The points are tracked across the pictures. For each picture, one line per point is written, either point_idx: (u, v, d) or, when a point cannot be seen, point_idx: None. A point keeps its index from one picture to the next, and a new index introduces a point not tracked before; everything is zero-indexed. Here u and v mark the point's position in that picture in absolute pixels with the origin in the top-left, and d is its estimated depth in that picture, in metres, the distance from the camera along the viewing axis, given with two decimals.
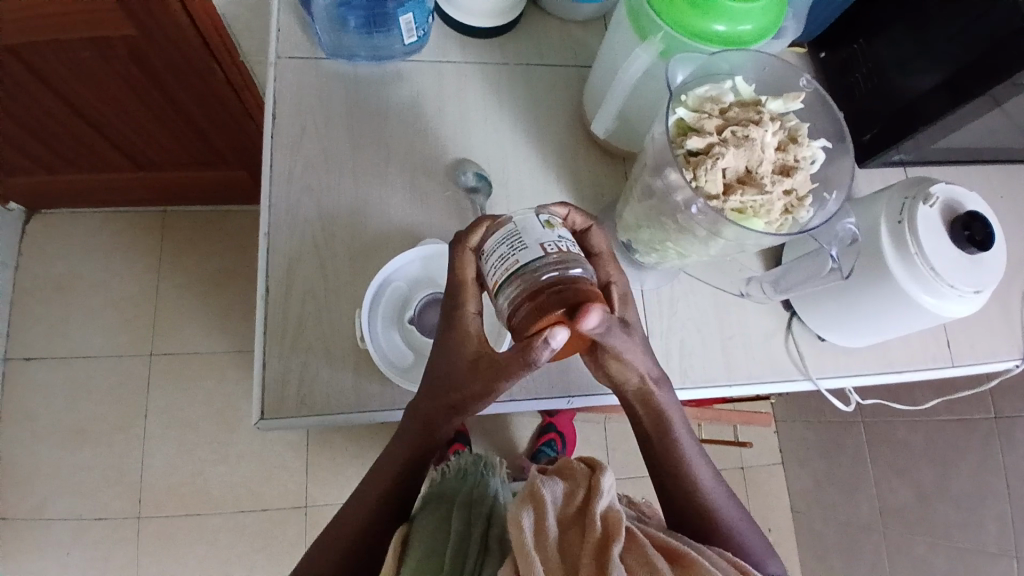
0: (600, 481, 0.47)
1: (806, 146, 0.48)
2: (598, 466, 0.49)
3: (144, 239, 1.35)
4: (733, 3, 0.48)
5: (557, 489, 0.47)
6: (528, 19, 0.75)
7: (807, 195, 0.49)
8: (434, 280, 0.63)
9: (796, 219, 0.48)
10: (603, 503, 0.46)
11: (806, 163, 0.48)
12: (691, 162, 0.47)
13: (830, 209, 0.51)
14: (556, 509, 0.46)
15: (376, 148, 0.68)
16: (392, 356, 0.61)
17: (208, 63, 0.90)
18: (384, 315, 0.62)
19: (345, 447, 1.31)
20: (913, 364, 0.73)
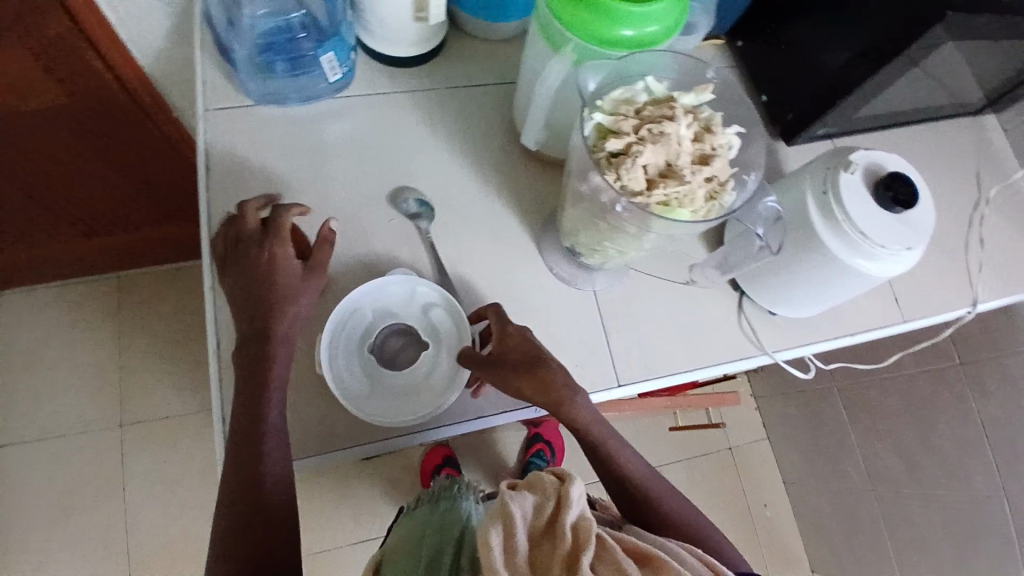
0: (569, 491, 0.47)
1: (720, 134, 0.50)
2: (567, 475, 0.49)
3: (103, 307, 1.33)
4: (637, 8, 0.50)
5: (526, 505, 0.47)
6: (453, 43, 0.76)
7: (728, 180, 0.50)
8: (399, 312, 0.64)
9: (721, 204, 0.50)
10: (573, 515, 0.46)
11: (723, 150, 0.50)
12: (610, 165, 0.48)
13: (751, 189, 0.52)
14: (526, 523, 0.46)
15: (316, 188, 0.69)
16: (349, 385, 0.61)
17: (141, 121, 0.90)
18: (345, 345, 0.62)
19: (333, 488, 1.29)
20: (866, 326, 0.76)
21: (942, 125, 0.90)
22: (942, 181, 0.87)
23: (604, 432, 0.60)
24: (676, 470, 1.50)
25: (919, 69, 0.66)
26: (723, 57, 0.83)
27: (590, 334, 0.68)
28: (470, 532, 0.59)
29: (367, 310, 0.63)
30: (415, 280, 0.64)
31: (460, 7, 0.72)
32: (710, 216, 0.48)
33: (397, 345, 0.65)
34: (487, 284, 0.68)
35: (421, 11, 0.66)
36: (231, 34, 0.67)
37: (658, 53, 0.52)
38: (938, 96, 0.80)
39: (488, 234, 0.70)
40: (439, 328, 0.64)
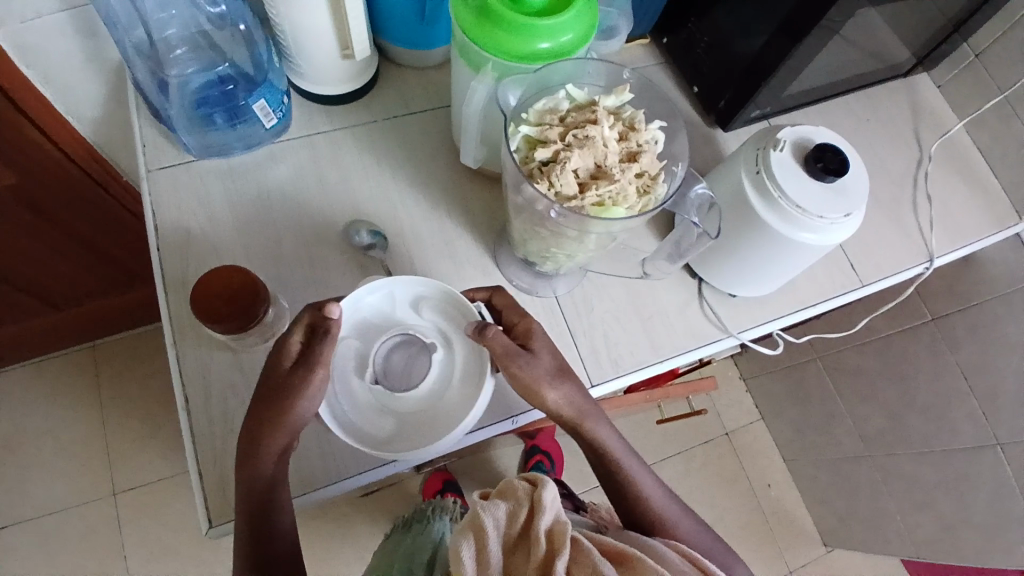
0: (542, 498, 0.47)
1: (645, 130, 0.52)
2: (539, 480, 0.49)
3: (79, 378, 1.32)
4: (546, 21, 0.52)
5: (498, 515, 0.47)
6: (385, 75, 0.78)
7: (658, 172, 0.52)
8: (394, 325, 0.58)
9: (655, 196, 0.51)
10: (546, 521, 0.47)
11: (649, 145, 0.52)
12: (540, 173, 0.50)
13: (682, 178, 0.54)
14: (499, 534, 0.47)
15: (266, 232, 0.69)
16: (362, 425, 0.55)
17: (93, 189, 0.91)
18: (347, 380, 0.56)
19: (334, 529, 1.27)
20: (826, 296, 0.77)
21: (873, 92, 0.92)
22: (880, 146, 0.89)
23: (615, 446, 0.61)
24: (675, 463, 1.50)
25: (835, 41, 0.68)
26: (652, 54, 0.85)
27: (557, 340, 0.69)
28: (438, 545, 0.61)
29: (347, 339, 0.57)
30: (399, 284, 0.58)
31: (387, 39, 0.73)
32: (645, 210, 0.50)
33: (405, 357, 0.58)
34: None
35: (347, 49, 0.68)
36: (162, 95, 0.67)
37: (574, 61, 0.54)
38: (863, 64, 0.82)
39: (445, 256, 0.70)
40: (442, 320, 0.59)
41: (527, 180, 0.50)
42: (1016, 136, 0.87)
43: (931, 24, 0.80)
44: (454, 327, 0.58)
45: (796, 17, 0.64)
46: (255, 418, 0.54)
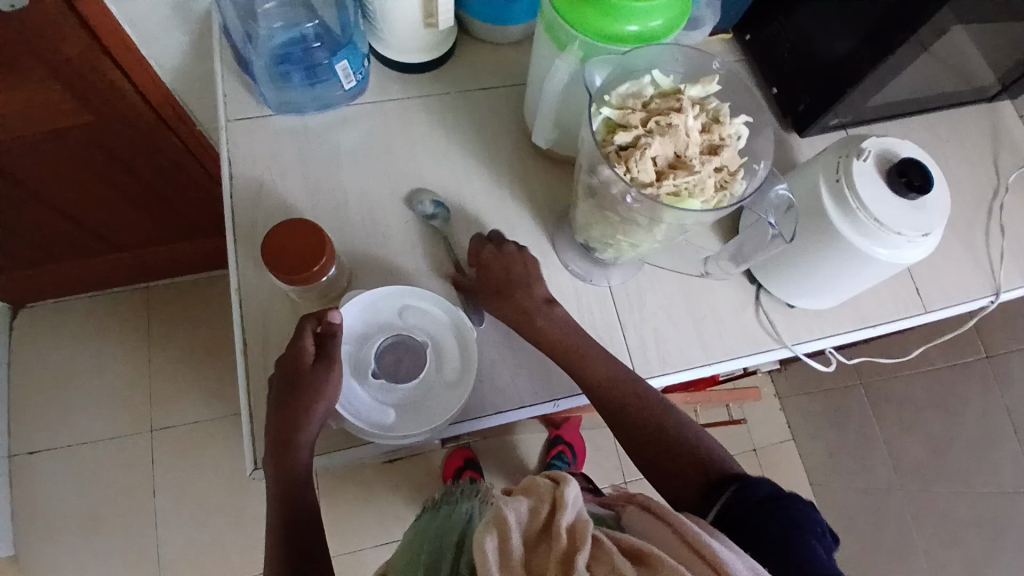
0: (565, 494, 0.47)
1: (729, 125, 0.51)
2: (563, 479, 0.49)
3: (131, 318, 1.37)
4: (641, 4, 0.51)
5: (521, 510, 0.46)
6: (462, 47, 0.78)
7: (738, 169, 0.51)
8: (386, 328, 0.63)
9: (732, 193, 0.50)
10: (569, 518, 0.45)
11: (731, 140, 0.51)
12: (618, 157, 0.49)
13: (762, 177, 0.53)
14: (521, 528, 0.45)
15: (333, 192, 0.70)
16: (374, 418, 0.60)
17: (166, 136, 0.94)
18: (352, 381, 0.61)
19: (357, 492, 1.30)
20: (887, 317, 0.75)
21: (958, 112, 0.89)
22: (959, 169, 0.86)
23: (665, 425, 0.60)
24: None
25: (930, 54, 0.66)
26: (732, 52, 0.83)
27: (607, 329, 0.68)
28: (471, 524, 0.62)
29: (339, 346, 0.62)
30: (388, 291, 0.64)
31: (468, 12, 0.74)
32: (722, 204, 0.49)
33: (396, 354, 0.63)
34: None
35: (430, 18, 0.68)
36: (248, 48, 0.69)
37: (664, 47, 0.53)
38: (953, 81, 0.79)
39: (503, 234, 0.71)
40: (425, 318, 0.64)
41: (603, 163, 0.50)
42: None
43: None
44: (440, 323, 0.64)
45: (892, 24, 0.62)
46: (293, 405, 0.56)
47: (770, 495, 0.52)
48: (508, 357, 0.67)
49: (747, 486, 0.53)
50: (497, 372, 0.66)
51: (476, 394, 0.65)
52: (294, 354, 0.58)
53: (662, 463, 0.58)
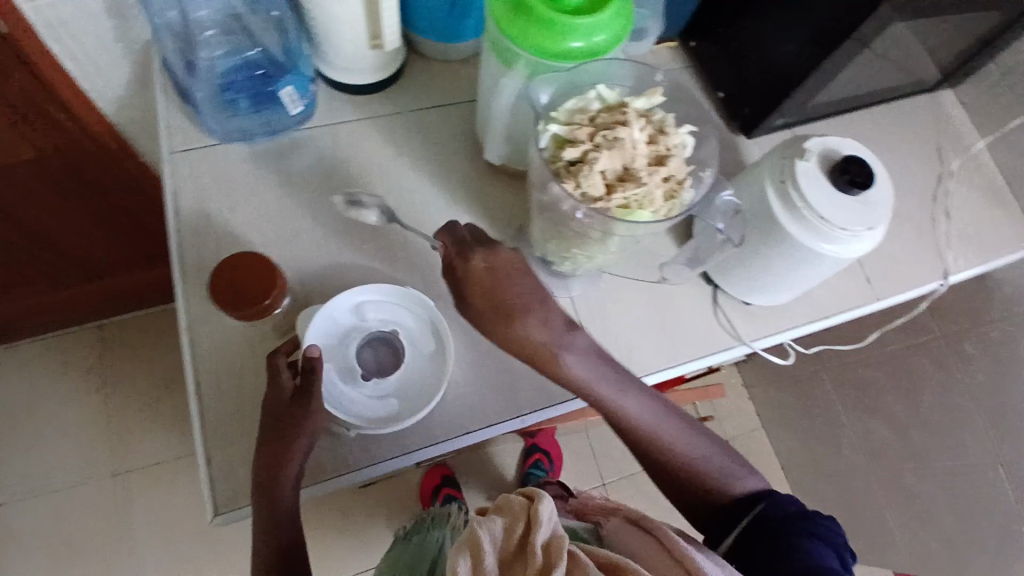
0: (539, 511, 0.47)
1: (675, 134, 0.52)
2: (537, 493, 0.49)
3: (88, 356, 1.32)
4: (582, 21, 0.52)
5: (494, 530, 0.47)
6: (411, 66, 0.77)
7: (685, 177, 0.52)
8: (353, 331, 0.64)
9: (680, 201, 0.52)
10: (544, 535, 0.46)
11: (678, 149, 0.52)
12: (568, 171, 0.50)
13: (709, 184, 0.54)
14: (495, 547, 0.47)
15: (285, 220, 0.69)
16: (373, 414, 0.63)
17: (112, 168, 0.92)
18: (340, 387, 0.62)
19: (333, 517, 1.28)
20: (840, 308, 0.77)
21: (898, 105, 0.92)
22: (902, 160, 0.89)
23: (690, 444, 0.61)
24: None
25: (866, 54, 0.68)
26: (678, 58, 0.84)
27: None
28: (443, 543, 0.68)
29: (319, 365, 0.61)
30: (350, 295, 0.64)
31: (416, 31, 0.73)
32: (671, 214, 0.50)
33: (368, 353, 0.65)
34: None
35: (376, 40, 0.67)
36: (191, 76, 0.68)
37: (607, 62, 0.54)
38: (889, 77, 0.82)
39: None
40: (385, 311, 0.66)
41: (554, 179, 0.50)
42: None
43: (960, 41, 0.80)
44: (405, 312, 0.66)
45: (831, 28, 0.64)
46: (274, 440, 0.57)
47: (794, 512, 0.57)
48: (474, 374, 0.67)
49: (769, 505, 0.59)
50: (463, 394, 0.66)
51: (444, 414, 0.65)
52: (272, 389, 0.58)
53: (685, 489, 0.60)
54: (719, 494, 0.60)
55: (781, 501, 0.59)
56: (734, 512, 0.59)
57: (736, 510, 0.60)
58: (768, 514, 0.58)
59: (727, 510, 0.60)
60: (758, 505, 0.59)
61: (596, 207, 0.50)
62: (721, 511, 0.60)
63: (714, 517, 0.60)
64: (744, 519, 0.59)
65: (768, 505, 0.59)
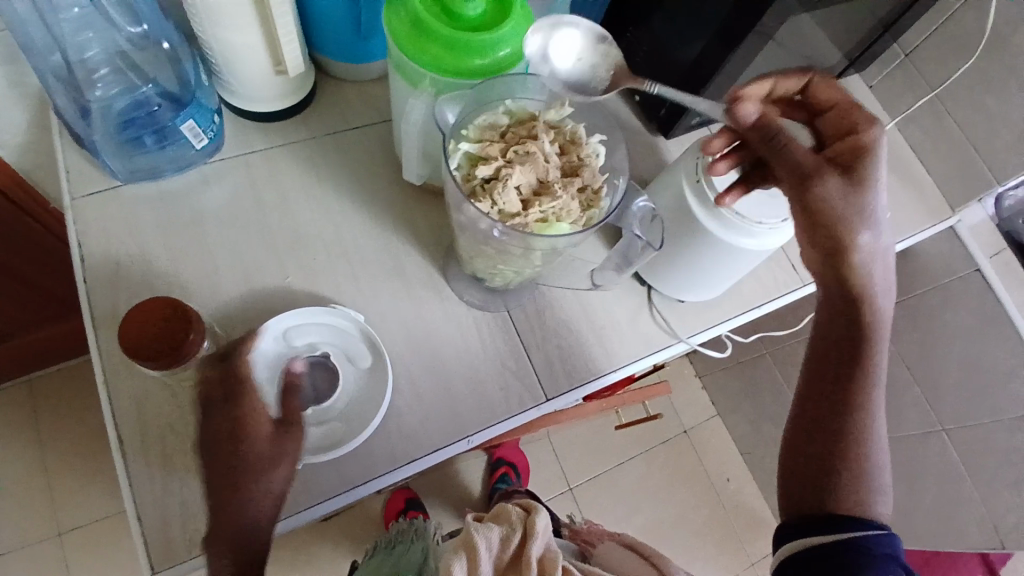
0: (535, 523, 0.63)
1: (586, 144, 0.53)
2: (531, 505, 0.66)
3: (15, 414, 1.24)
4: (486, 36, 0.51)
5: (493, 537, 0.61)
6: (323, 89, 0.75)
7: (601, 186, 0.53)
8: (278, 361, 0.60)
9: (598, 210, 0.52)
10: (537, 543, 0.62)
11: (590, 159, 0.53)
12: (483, 192, 0.50)
13: (624, 191, 0.54)
14: (493, 552, 0.60)
15: (201, 258, 0.66)
16: (311, 444, 0.60)
17: (24, 221, 0.87)
18: None
19: (295, 554, 1.24)
20: (769, 296, 0.78)
21: None
22: None
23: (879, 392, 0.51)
24: (636, 463, 1.51)
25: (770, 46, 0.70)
26: None
27: (510, 354, 0.68)
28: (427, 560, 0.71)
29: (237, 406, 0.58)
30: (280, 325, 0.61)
31: (324, 54, 0.71)
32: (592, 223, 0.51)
33: (302, 379, 0.60)
34: (397, 323, 0.67)
35: (280, 64, 0.65)
36: (84, 121, 0.63)
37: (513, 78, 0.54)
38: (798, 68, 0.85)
39: (391, 275, 0.69)
40: (317, 331, 0.63)
41: (468, 200, 0.50)
42: (946, 133, 0.91)
43: (859, 29, 0.83)
44: (340, 334, 0.64)
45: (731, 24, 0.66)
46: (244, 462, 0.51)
47: (892, 564, 0.48)
48: (414, 400, 0.64)
49: (875, 538, 0.48)
50: (405, 420, 0.64)
51: (386, 446, 0.63)
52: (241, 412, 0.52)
53: (827, 445, 0.50)
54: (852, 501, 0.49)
55: (892, 543, 0.49)
56: (835, 523, 0.49)
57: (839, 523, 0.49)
58: (869, 557, 0.47)
59: (828, 518, 0.49)
60: (867, 534, 0.48)
61: (513, 223, 0.50)
62: (822, 520, 0.49)
63: (808, 522, 0.50)
64: (844, 536, 0.48)
65: (875, 540, 0.48)
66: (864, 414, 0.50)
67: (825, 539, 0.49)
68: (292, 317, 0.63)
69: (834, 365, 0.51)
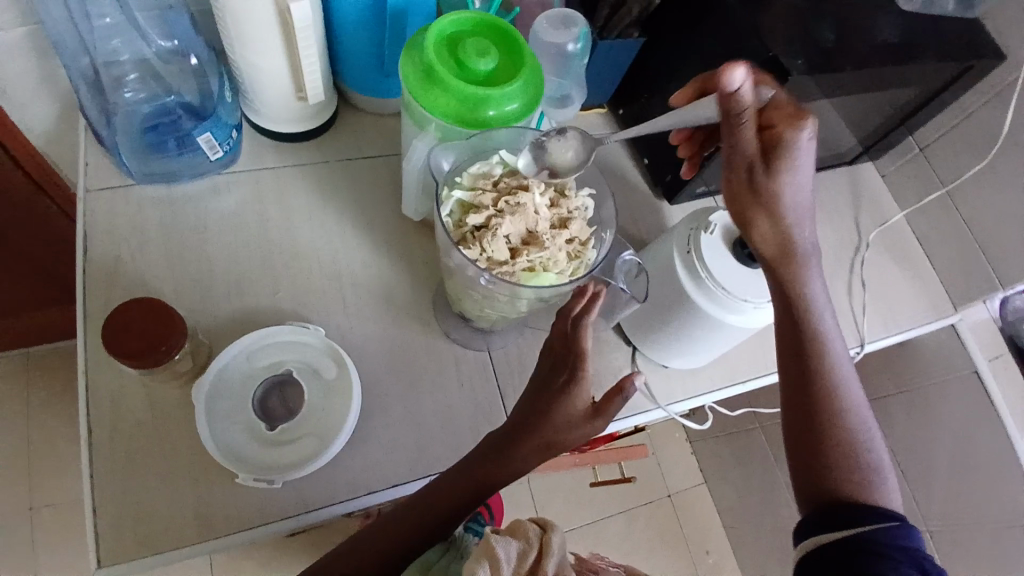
0: (552, 541, 0.49)
1: (574, 198, 0.56)
2: (548, 524, 0.51)
3: (10, 388, 1.25)
4: (490, 90, 0.54)
5: (510, 549, 0.48)
6: (342, 116, 0.78)
7: (588, 237, 0.56)
8: (250, 385, 0.63)
9: (585, 260, 0.55)
10: (553, 565, 0.48)
11: (578, 212, 0.55)
12: (472, 240, 0.53)
13: (610, 245, 0.57)
14: (510, 568, 0.47)
15: (198, 263, 0.68)
16: (290, 460, 0.61)
17: (44, 205, 0.91)
18: (249, 445, 0.61)
19: (260, 566, 1.22)
20: (756, 372, 0.77)
21: (825, 174, 0.95)
22: (829, 228, 0.91)
23: (852, 388, 0.56)
24: (616, 520, 1.48)
25: None
26: (608, 124, 0.87)
27: (487, 397, 0.68)
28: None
29: (201, 421, 0.59)
30: (247, 349, 0.63)
31: (347, 84, 0.74)
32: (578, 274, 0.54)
33: (274, 400, 0.64)
34: (378, 351, 0.68)
35: (301, 92, 0.68)
36: (109, 123, 0.67)
37: (515, 129, 0.56)
38: None
39: (382, 302, 0.70)
40: (286, 352, 0.65)
41: (459, 247, 0.52)
42: (954, 231, 0.91)
43: (874, 121, 0.85)
44: (309, 351, 0.65)
45: None
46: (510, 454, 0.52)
47: (915, 558, 0.48)
48: (383, 429, 0.65)
49: (891, 532, 0.49)
50: (372, 449, 0.64)
51: (348, 471, 0.63)
52: (557, 391, 0.52)
53: (815, 439, 0.54)
54: (852, 487, 0.53)
55: (910, 535, 0.50)
56: (845, 522, 0.51)
57: (859, 519, 0.51)
58: (882, 549, 0.49)
59: (851, 514, 0.51)
60: (875, 528, 0.50)
61: (500, 270, 0.52)
62: (828, 516, 0.52)
63: (817, 520, 0.52)
64: (864, 529, 0.50)
65: (887, 534, 0.49)
66: (841, 416, 0.55)
67: (837, 537, 0.51)
68: (262, 333, 0.64)
69: (804, 376, 0.56)
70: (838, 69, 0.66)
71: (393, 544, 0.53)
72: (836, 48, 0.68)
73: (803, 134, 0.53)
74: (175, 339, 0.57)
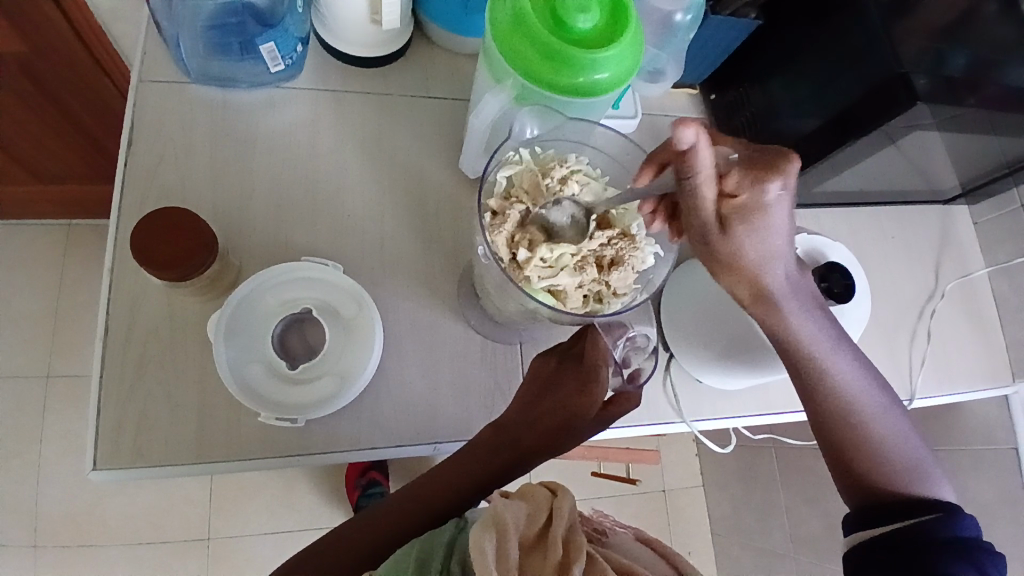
0: (563, 505, 0.45)
1: (629, 239, 0.52)
2: (559, 489, 0.48)
3: (46, 255, 1.25)
4: (582, 54, 0.49)
5: (519, 513, 0.44)
6: (416, 48, 0.73)
7: (619, 287, 0.52)
8: (271, 316, 0.61)
9: (600, 308, 0.52)
10: (564, 528, 0.44)
11: (624, 253, 0.52)
12: (503, 215, 0.51)
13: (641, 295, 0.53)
14: (517, 531, 0.43)
15: (240, 179, 0.65)
16: (300, 402, 0.59)
17: (102, 80, 0.89)
18: (261, 380, 0.59)
19: (254, 475, 1.24)
20: (792, 406, 0.73)
21: (915, 208, 0.87)
22: (906, 266, 0.84)
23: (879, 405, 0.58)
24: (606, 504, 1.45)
25: (894, 143, 0.64)
26: (695, 108, 0.79)
27: (510, 375, 0.65)
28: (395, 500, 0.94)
29: (219, 346, 0.58)
30: (272, 278, 0.61)
31: (427, 15, 0.69)
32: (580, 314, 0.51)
33: (295, 336, 0.63)
34: (406, 306, 0.65)
35: (376, 14, 0.64)
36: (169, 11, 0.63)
37: (590, 127, 0.54)
38: (905, 180, 0.78)
39: (418, 255, 0.67)
40: (311, 289, 0.62)
41: (487, 212, 0.51)
42: None
43: (989, 164, 0.76)
44: (335, 293, 0.62)
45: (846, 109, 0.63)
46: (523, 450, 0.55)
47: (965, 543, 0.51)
48: (395, 388, 0.62)
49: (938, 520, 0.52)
50: (381, 407, 0.61)
51: (351, 425, 0.60)
52: (570, 397, 0.54)
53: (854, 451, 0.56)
54: (887, 485, 0.56)
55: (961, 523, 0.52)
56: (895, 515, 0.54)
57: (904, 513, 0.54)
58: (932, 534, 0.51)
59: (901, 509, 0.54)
60: (922, 522, 0.52)
61: (505, 260, 0.51)
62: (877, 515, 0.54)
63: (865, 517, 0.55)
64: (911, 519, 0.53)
65: (937, 524, 0.52)
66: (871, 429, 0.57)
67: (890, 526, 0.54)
68: (282, 269, 0.61)
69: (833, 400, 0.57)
70: (967, 103, 0.59)
71: (398, 526, 0.53)
72: (966, 79, 0.60)
73: (767, 194, 0.46)
74: (206, 252, 0.55)
